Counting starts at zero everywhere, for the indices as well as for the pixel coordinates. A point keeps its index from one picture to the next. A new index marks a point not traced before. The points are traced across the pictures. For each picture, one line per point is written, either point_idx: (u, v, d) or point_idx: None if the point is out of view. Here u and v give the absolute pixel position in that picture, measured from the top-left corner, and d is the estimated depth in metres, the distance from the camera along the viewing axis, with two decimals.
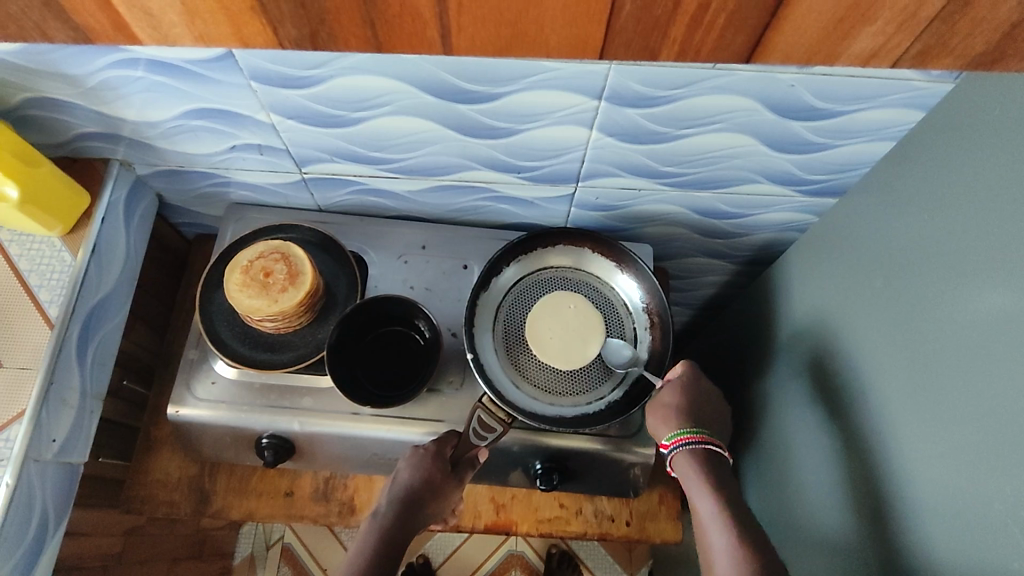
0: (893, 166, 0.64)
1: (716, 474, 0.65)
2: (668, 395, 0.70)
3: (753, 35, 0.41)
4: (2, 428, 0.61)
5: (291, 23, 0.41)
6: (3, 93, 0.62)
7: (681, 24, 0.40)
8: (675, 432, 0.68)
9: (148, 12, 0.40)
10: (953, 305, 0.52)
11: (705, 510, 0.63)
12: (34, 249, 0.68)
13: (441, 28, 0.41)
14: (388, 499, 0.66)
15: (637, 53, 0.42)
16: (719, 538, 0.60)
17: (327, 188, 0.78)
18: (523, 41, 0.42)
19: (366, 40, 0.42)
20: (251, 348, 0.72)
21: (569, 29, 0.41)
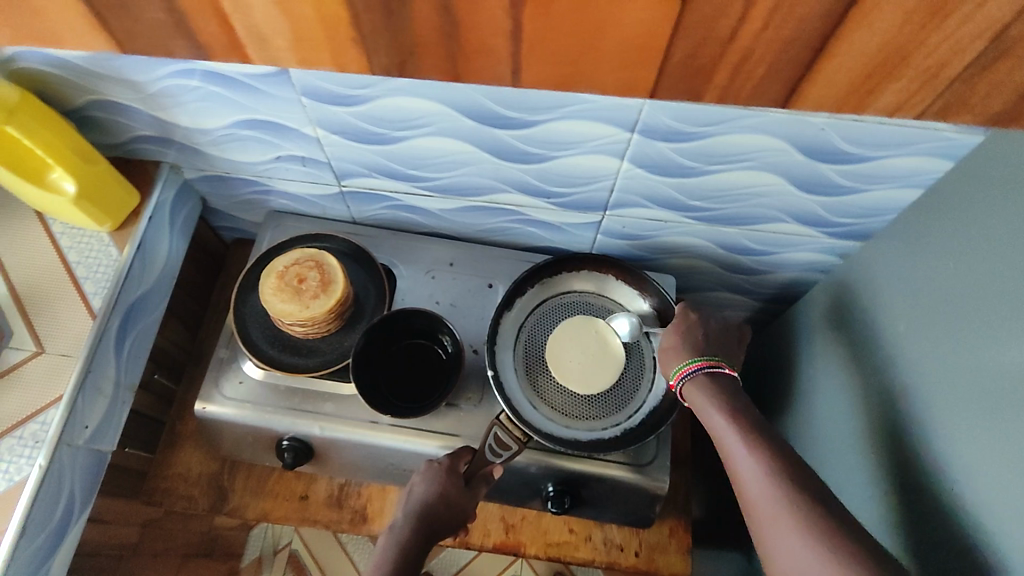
0: (922, 214, 0.64)
1: (728, 390, 0.61)
2: (666, 340, 0.68)
3: (793, 82, 0.41)
4: (40, 412, 0.64)
5: (383, 52, 0.42)
6: (70, 94, 0.67)
7: (723, 70, 0.41)
8: (678, 366, 0.64)
9: (261, 37, 0.41)
10: (981, 355, 0.52)
11: (715, 422, 0.58)
12: (84, 242, 0.71)
13: (511, 61, 0.42)
14: (404, 512, 0.66)
15: (682, 96, 0.43)
16: (735, 445, 0.55)
17: (362, 202, 0.81)
18: (578, 76, 0.42)
19: (447, 69, 0.43)
20: (280, 351, 0.74)
21: (622, 73, 0.42)
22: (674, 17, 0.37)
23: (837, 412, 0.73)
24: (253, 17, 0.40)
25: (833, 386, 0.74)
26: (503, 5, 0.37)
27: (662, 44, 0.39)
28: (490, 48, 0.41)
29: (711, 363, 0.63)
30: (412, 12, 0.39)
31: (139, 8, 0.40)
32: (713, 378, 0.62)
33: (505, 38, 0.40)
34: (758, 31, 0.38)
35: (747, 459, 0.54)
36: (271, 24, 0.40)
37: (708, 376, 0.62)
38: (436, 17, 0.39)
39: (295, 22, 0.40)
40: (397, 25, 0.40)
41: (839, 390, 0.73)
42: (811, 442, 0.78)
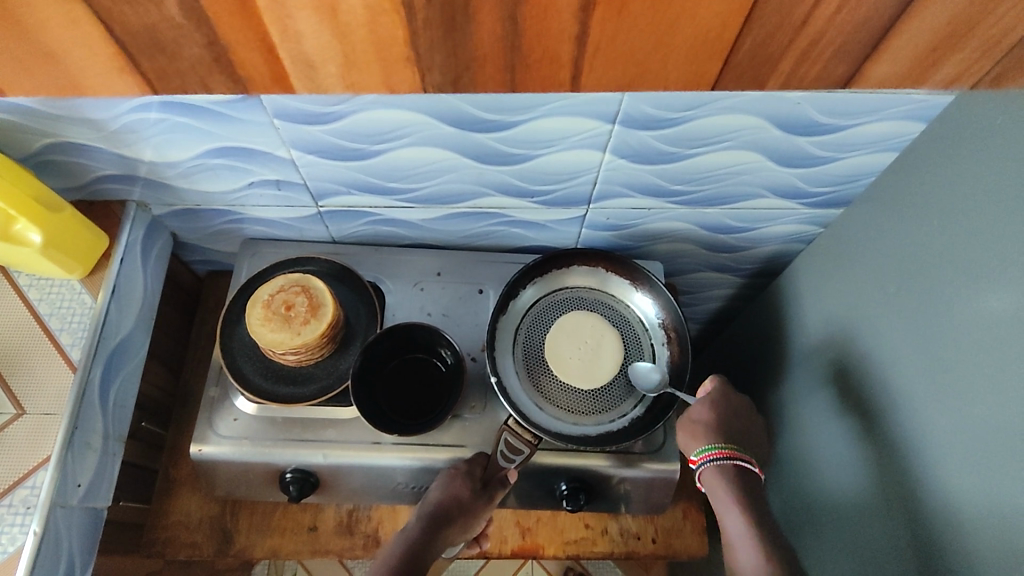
0: (898, 177, 0.66)
1: (741, 479, 0.66)
2: (697, 411, 0.71)
3: (861, 60, 0.48)
4: (28, 476, 0.61)
5: (438, 70, 0.46)
6: (25, 140, 0.63)
7: (790, 57, 0.47)
8: (704, 447, 0.68)
9: (309, 65, 0.46)
10: (977, 306, 0.54)
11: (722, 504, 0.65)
12: (54, 293, 0.68)
13: (574, 69, 0.46)
14: (417, 515, 0.68)
15: (748, 83, 0.49)
16: (734, 525, 0.63)
17: (341, 221, 0.79)
18: (643, 77, 0.48)
19: (504, 82, 0.48)
20: (274, 383, 0.72)
21: (687, 67, 0.47)
22: (746, 11, 0.42)
23: (834, 378, 0.74)
24: (302, 45, 0.44)
25: (826, 352, 0.76)
26: (574, 12, 0.41)
27: (729, 38, 0.45)
28: (558, 62, 0.46)
29: (727, 451, 0.67)
30: (475, 24, 0.43)
31: (178, 48, 0.44)
32: (729, 466, 0.67)
33: (571, 46, 0.44)
34: (830, 14, 0.44)
35: (747, 546, 0.62)
36: (323, 57, 0.45)
37: (726, 465, 0.67)
38: (502, 28, 0.43)
39: (348, 49, 0.44)
40: (456, 40, 0.44)
41: (832, 358, 0.75)
42: (806, 411, 0.80)
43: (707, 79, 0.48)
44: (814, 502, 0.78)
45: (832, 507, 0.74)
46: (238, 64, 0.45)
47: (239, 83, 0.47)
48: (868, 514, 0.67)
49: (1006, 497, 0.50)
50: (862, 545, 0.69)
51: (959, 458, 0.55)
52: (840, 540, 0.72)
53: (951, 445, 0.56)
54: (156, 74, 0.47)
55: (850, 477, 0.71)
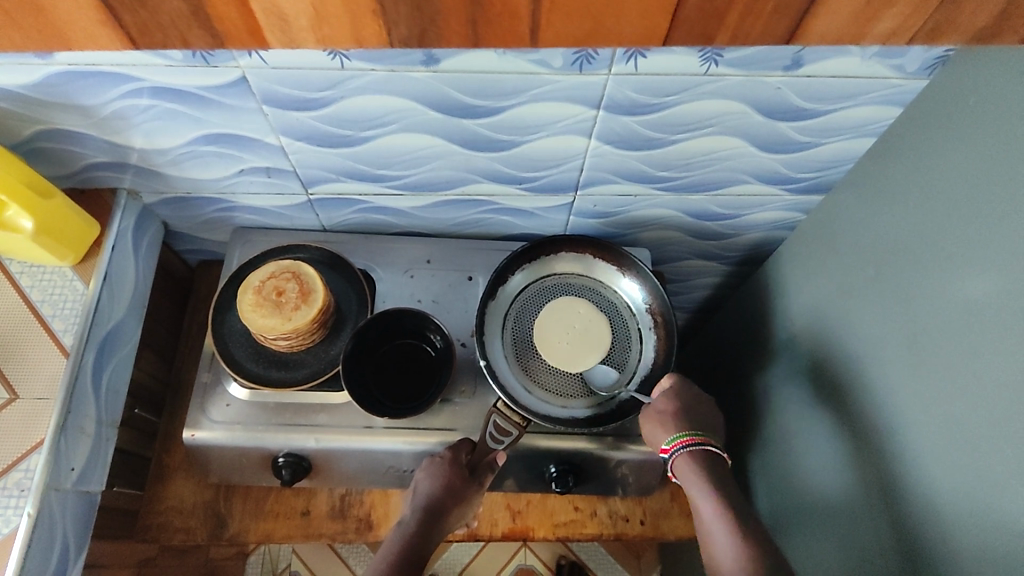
0: (877, 161, 0.68)
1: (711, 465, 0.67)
2: (662, 402, 0.71)
3: (802, 15, 0.46)
4: (21, 459, 0.62)
5: (404, 24, 0.46)
6: (15, 126, 0.64)
7: (736, 11, 0.45)
8: (675, 436, 0.68)
9: (283, 18, 0.45)
10: (953, 284, 0.56)
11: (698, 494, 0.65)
12: (46, 280, 0.68)
13: (533, 22, 0.46)
14: (411, 508, 0.68)
15: (696, 39, 0.48)
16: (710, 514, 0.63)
17: (331, 208, 0.80)
18: (601, 34, 0.47)
19: (466, 38, 0.47)
20: (265, 368, 0.73)
21: (641, 20, 0.46)
22: None
23: (817, 360, 0.76)
24: None
25: (809, 336, 0.78)
26: None
27: None
28: (518, 14, 0.45)
29: (696, 439, 0.68)
30: None
31: (158, 1, 0.43)
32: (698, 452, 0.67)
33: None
34: None
35: (723, 536, 0.62)
36: (297, 10, 0.44)
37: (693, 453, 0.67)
38: None
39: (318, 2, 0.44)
40: None
41: (814, 341, 0.76)
42: (789, 394, 0.82)
43: (658, 33, 0.47)
44: (798, 483, 0.79)
45: (814, 487, 0.75)
46: (215, 18, 0.45)
47: (216, 39, 0.46)
48: (849, 493, 0.69)
49: (981, 467, 0.52)
50: (843, 523, 0.70)
51: (936, 434, 0.57)
52: (822, 520, 0.74)
53: (928, 421, 0.57)
54: (138, 28, 0.45)
55: (831, 457, 0.72)
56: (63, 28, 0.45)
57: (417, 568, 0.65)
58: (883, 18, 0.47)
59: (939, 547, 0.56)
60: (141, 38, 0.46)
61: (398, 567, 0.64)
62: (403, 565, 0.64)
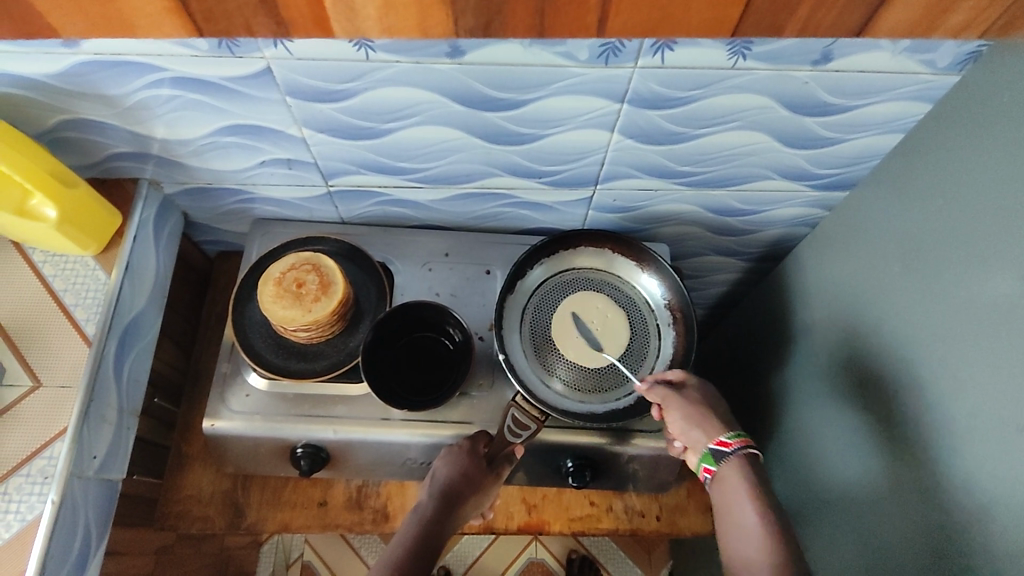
0: (904, 158, 0.67)
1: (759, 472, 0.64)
2: (694, 394, 0.68)
3: (872, 8, 0.46)
4: (46, 446, 0.62)
5: (471, 14, 0.46)
6: (40, 115, 0.64)
7: (804, 6, 0.45)
8: (733, 433, 0.65)
9: (351, 8, 0.45)
10: (982, 284, 0.55)
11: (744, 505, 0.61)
12: (68, 269, 0.69)
13: (601, 12, 0.46)
14: (427, 495, 0.68)
15: (765, 29, 0.48)
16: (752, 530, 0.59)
17: (350, 201, 0.80)
18: (669, 22, 0.47)
19: (532, 27, 0.48)
20: (285, 359, 0.73)
21: (709, 10, 0.46)
22: None
23: (839, 359, 0.75)
24: None
25: (830, 334, 0.77)
26: None
27: None
28: (586, 3, 0.45)
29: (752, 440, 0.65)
30: None
31: None
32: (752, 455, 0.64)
33: None
34: None
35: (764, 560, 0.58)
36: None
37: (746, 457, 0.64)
38: None
39: None
40: None
41: (835, 339, 0.76)
42: (810, 392, 0.81)
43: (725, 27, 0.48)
44: (817, 482, 0.79)
45: (835, 487, 0.75)
46: (284, 6, 0.45)
47: (282, 27, 0.47)
48: (871, 492, 0.69)
49: (1006, 469, 0.51)
50: (863, 523, 0.70)
51: (962, 435, 0.56)
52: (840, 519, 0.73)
53: (954, 423, 0.57)
54: (206, 15, 0.46)
55: (853, 457, 0.72)
56: (130, 15, 0.46)
57: (430, 556, 0.64)
58: (953, 7, 0.47)
59: (962, 549, 0.56)
60: (208, 26, 0.47)
61: (412, 553, 0.63)
62: (418, 553, 0.63)
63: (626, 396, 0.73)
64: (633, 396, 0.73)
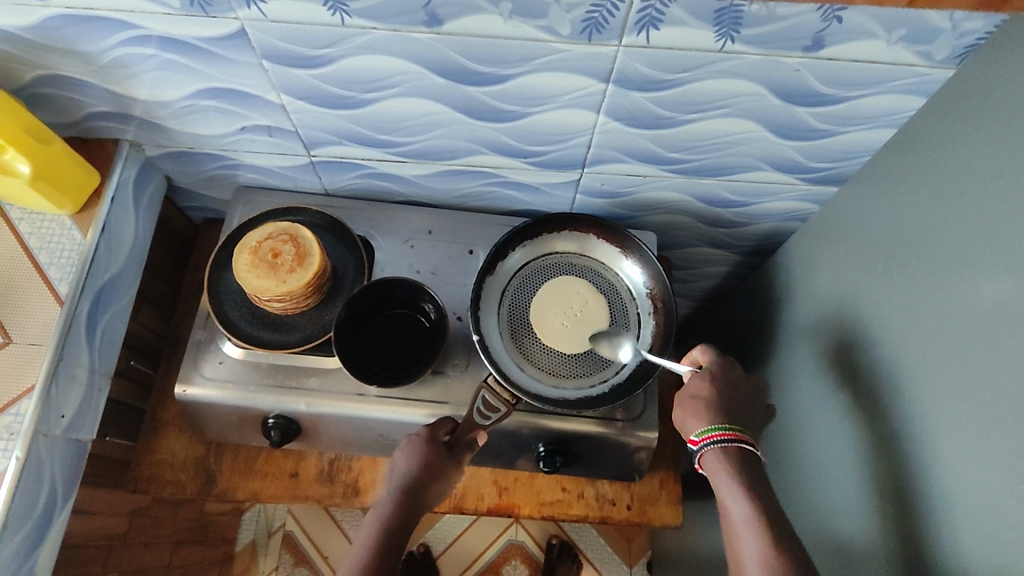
0: (898, 154, 0.64)
1: (749, 469, 0.61)
2: (698, 386, 0.67)
3: None
4: (12, 403, 0.62)
5: None
6: (17, 70, 0.63)
7: None
8: (707, 428, 0.63)
9: None
10: (966, 287, 0.53)
11: (734, 510, 0.59)
12: (44, 227, 0.69)
13: None
14: (389, 487, 0.66)
15: None
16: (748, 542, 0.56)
17: (333, 172, 0.79)
18: None
19: None
20: (259, 329, 0.73)
21: None
22: None
23: (825, 357, 0.74)
24: None
25: (818, 331, 0.75)
26: None
27: None
28: None
29: (737, 434, 0.63)
30: None
31: None
32: (737, 449, 0.62)
33: None
34: None
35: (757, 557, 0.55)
36: None
37: (728, 451, 0.62)
38: None
39: None
40: None
41: (823, 338, 0.74)
42: (794, 390, 0.80)
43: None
44: (799, 480, 0.78)
45: (817, 487, 0.74)
46: None
47: None
48: (850, 494, 0.67)
49: (982, 477, 0.50)
50: (841, 523, 0.69)
51: (944, 441, 0.54)
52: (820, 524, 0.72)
53: (937, 429, 0.55)
54: None
55: (833, 457, 0.71)
56: None
57: (400, 549, 0.63)
58: None
59: (938, 555, 0.55)
60: None
61: (382, 552, 0.62)
62: (386, 550, 0.62)
63: (604, 384, 0.72)
64: (610, 385, 0.72)
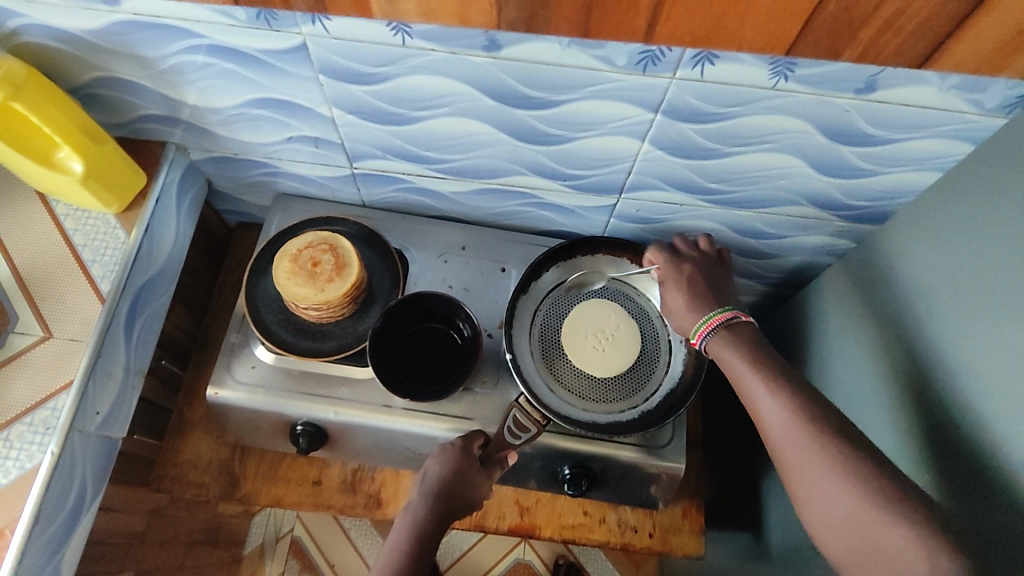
0: (941, 197, 0.65)
1: (749, 342, 0.59)
2: (673, 295, 0.67)
3: (793, 41, 0.49)
4: (50, 397, 0.63)
5: (514, 8, 0.48)
6: (77, 71, 0.65)
7: (758, 21, 0.47)
8: (700, 323, 0.63)
9: None
10: (998, 336, 0.53)
11: (744, 379, 0.56)
12: (90, 225, 0.70)
13: (585, 25, 0.49)
14: (420, 494, 0.65)
15: (691, 40, 0.49)
16: (764, 403, 0.54)
17: (373, 184, 0.79)
18: (620, 25, 0.49)
19: (576, 26, 0.49)
20: (294, 336, 0.73)
21: (690, 25, 0.48)
22: None
23: (848, 394, 0.73)
24: None
25: (845, 367, 0.75)
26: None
27: (741, 13, 0.47)
28: (636, 8, 0.47)
29: (724, 317, 0.62)
30: None
31: None
32: (729, 330, 0.61)
33: None
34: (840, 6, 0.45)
35: (776, 416, 0.53)
36: None
37: (725, 331, 0.61)
38: None
39: None
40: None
41: (849, 371, 0.74)
42: None
43: (783, 42, 0.49)
44: None
45: None
46: None
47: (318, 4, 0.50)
48: None
49: (1002, 531, 0.50)
50: None
51: (965, 491, 0.54)
52: (806, 561, 0.72)
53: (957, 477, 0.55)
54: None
55: None
56: None
57: (427, 552, 0.63)
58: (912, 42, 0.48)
59: None
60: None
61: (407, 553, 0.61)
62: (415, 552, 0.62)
63: (635, 409, 0.72)
64: (642, 412, 0.72)
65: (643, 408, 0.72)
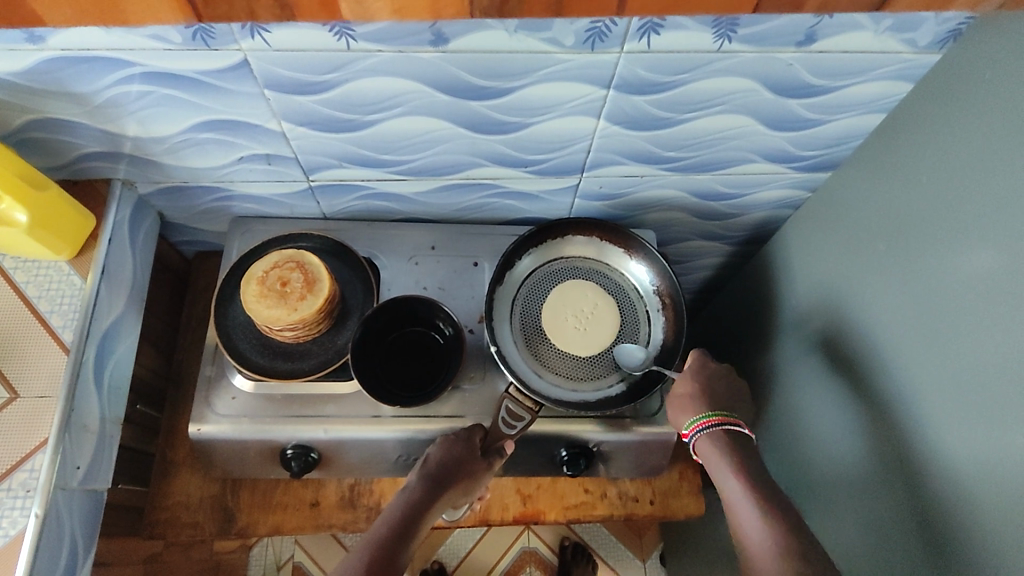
0: (887, 137, 0.67)
1: (738, 451, 0.65)
2: (681, 385, 0.71)
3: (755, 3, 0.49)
4: (26, 459, 0.60)
5: None
6: (5, 116, 0.61)
7: None
8: (693, 418, 0.68)
9: None
10: (956, 262, 0.55)
11: (729, 488, 0.63)
12: (41, 275, 0.67)
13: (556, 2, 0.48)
14: (416, 475, 0.66)
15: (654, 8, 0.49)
16: (748, 514, 0.60)
17: (333, 195, 0.78)
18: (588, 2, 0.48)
19: (547, 6, 0.48)
20: (271, 359, 0.72)
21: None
22: None
23: (822, 338, 0.76)
24: None
25: (816, 313, 0.77)
26: None
27: None
28: None
29: (715, 419, 0.67)
30: None
31: None
32: (718, 433, 0.67)
33: None
34: None
35: (755, 525, 0.59)
36: None
37: (717, 434, 0.67)
38: None
39: None
40: None
41: (821, 315, 0.76)
42: (797, 374, 0.82)
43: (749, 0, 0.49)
44: (805, 462, 0.79)
45: (823, 470, 0.75)
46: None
47: (286, 10, 0.47)
48: (855, 473, 0.69)
49: (982, 446, 0.52)
50: (845, 501, 0.71)
51: (941, 413, 0.56)
52: None
53: (933, 401, 0.57)
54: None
55: (837, 437, 0.72)
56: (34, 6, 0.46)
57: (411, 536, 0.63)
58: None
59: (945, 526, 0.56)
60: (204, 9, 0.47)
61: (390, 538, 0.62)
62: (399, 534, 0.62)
63: (623, 383, 0.73)
64: (630, 384, 0.73)
65: (631, 381, 0.73)
